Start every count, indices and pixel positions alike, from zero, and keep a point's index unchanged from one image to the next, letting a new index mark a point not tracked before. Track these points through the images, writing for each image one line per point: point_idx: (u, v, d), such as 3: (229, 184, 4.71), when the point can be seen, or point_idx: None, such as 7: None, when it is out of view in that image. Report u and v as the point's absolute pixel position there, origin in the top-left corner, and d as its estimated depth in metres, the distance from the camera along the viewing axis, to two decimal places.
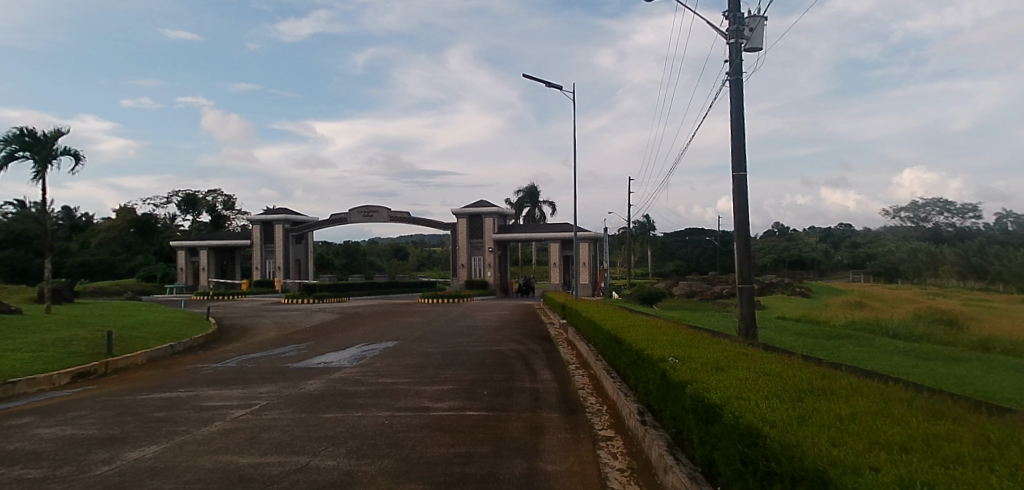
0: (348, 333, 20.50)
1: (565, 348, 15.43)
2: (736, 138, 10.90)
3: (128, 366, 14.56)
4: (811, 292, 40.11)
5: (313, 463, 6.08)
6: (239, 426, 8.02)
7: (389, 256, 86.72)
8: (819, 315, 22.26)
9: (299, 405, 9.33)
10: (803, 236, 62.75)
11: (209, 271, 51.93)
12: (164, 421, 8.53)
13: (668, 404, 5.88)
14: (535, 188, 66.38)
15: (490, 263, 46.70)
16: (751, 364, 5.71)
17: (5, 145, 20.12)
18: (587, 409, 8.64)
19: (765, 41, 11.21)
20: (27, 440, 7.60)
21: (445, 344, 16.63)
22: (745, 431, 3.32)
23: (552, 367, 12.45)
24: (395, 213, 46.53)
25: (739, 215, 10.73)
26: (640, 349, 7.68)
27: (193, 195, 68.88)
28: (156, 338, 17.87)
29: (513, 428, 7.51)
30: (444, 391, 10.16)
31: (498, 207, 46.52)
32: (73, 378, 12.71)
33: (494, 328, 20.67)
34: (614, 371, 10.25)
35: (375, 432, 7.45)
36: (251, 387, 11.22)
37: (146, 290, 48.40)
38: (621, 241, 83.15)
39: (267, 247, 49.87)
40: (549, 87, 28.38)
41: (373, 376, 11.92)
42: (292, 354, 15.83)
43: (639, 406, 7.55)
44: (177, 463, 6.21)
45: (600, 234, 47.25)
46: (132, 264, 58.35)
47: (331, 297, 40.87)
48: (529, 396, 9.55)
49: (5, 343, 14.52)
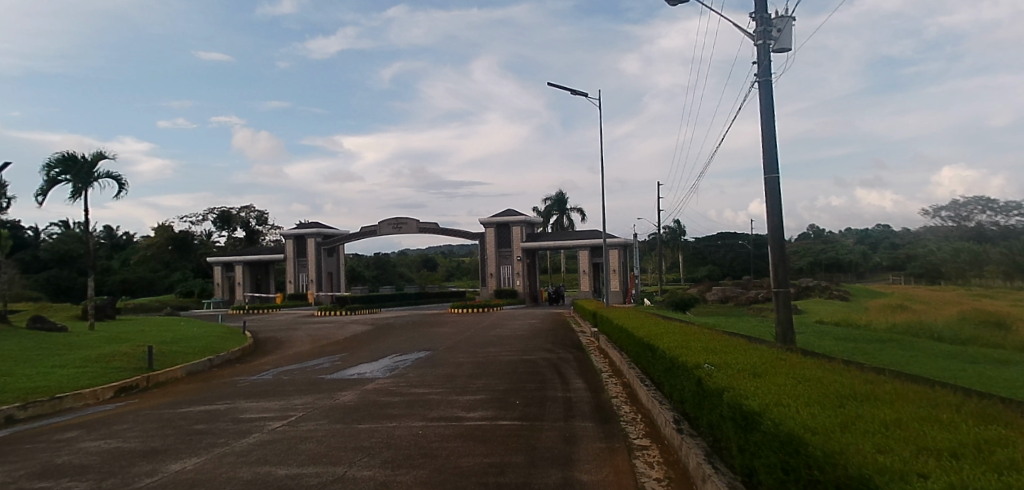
0: (380, 345, 20.67)
1: (597, 356, 15.32)
2: (767, 140, 10.76)
3: (168, 380, 14.93)
4: (849, 296, 39.10)
5: (349, 473, 6.14)
6: (277, 437, 8.14)
7: (418, 267, 87.42)
8: (860, 319, 21.64)
9: (335, 416, 9.43)
10: (839, 238, 61.37)
11: (244, 286, 53.00)
12: (204, 433, 8.70)
13: (705, 411, 5.79)
14: (563, 195, 66.26)
15: (518, 272, 46.72)
16: (790, 370, 5.60)
17: (49, 168, 20.93)
18: (622, 418, 8.55)
19: (793, 42, 11.06)
20: (74, 453, 7.84)
21: (477, 354, 16.62)
22: (786, 439, 3.25)
23: (584, 376, 12.37)
24: (423, 225, 46.91)
25: (773, 217, 10.55)
26: (674, 357, 7.56)
27: (228, 212, 70.46)
28: (195, 352, 18.28)
29: (546, 437, 7.49)
30: (476, 401, 10.16)
31: (526, 215, 46.55)
32: (116, 393, 13.05)
33: (524, 338, 20.60)
34: (649, 379, 10.14)
35: (409, 442, 7.50)
36: (287, 399, 11.39)
37: (184, 306, 49.59)
38: (652, 247, 82.40)
39: (300, 260, 50.69)
40: (573, 95, 28.38)
41: (407, 387, 11.99)
42: (326, 366, 16.03)
43: (675, 414, 7.45)
44: (217, 475, 6.32)
45: (630, 241, 46.90)
46: (170, 280, 59.87)
47: (363, 309, 41.30)
48: (562, 406, 9.48)
49: (52, 360, 15.02)
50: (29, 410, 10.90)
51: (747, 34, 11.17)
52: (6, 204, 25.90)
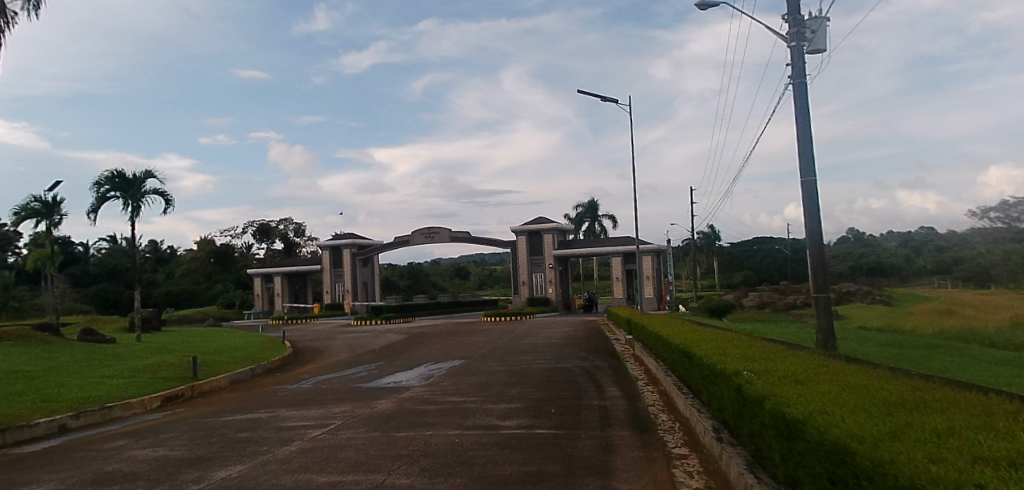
0: (414, 353, 20.85)
1: (632, 364, 15.21)
2: (802, 141, 10.60)
3: (212, 389, 15.33)
4: (893, 301, 38.08)
5: (388, 481, 6.24)
6: (317, 446, 8.29)
7: (451, 276, 88.09)
8: (905, 324, 21.03)
9: (372, 425, 9.56)
10: (881, 241, 59.83)
11: (283, 297, 54.12)
12: (247, 441, 8.93)
13: (746, 420, 5.70)
14: (594, 202, 66.02)
15: (551, 280, 46.66)
16: (833, 377, 5.49)
17: (100, 186, 21.77)
18: (659, 426, 8.48)
19: (827, 42, 10.91)
20: (124, 460, 8.14)
21: (511, 363, 16.66)
22: (832, 447, 3.21)
23: (620, 384, 12.29)
24: (455, 234, 47.32)
25: (810, 219, 10.37)
26: (713, 364, 7.46)
27: (267, 224, 72.15)
28: (236, 362, 18.73)
29: (583, 446, 7.47)
30: (512, 409, 10.18)
31: (559, 223, 46.61)
32: (163, 402, 13.48)
33: (559, 346, 20.53)
34: (686, 387, 10.04)
35: (446, 450, 7.57)
36: (326, 407, 11.61)
37: (225, 317, 50.90)
38: (686, 253, 81.67)
39: (336, 271, 51.57)
40: (603, 101, 28.31)
41: (442, 395, 12.10)
42: (363, 374, 16.30)
43: (714, 422, 7.37)
44: (261, 482, 6.49)
45: (664, 247, 46.47)
46: (212, 292, 61.50)
47: (398, 318, 41.79)
48: (598, 414, 9.44)
49: (101, 370, 15.55)
50: (81, 419, 11.32)
51: (779, 36, 11.02)
52: (60, 221, 26.91)
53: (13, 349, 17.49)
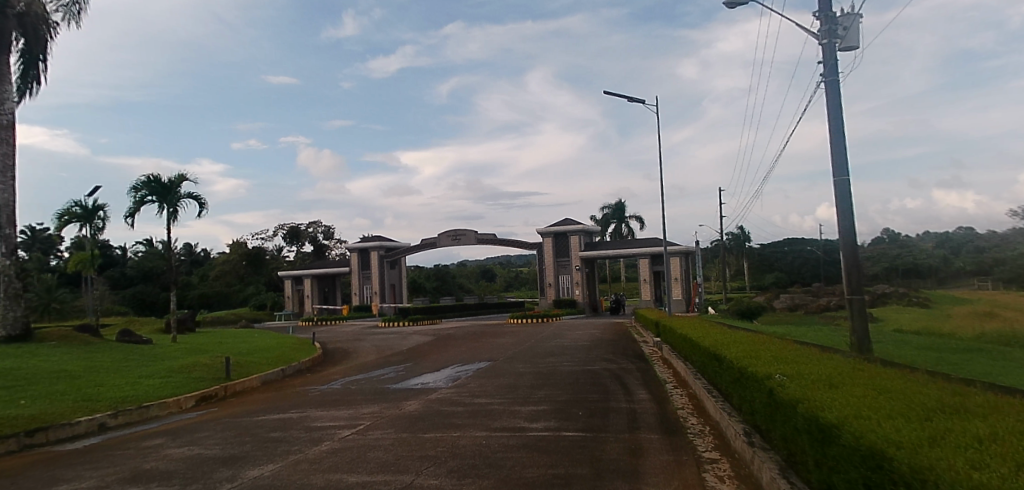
0: (442, 355, 20.98)
1: (661, 367, 15.07)
2: (835, 140, 10.40)
3: (244, 389, 15.64)
4: (930, 302, 37.07)
5: (417, 482, 6.29)
6: (347, 446, 8.40)
7: (477, 278, 88.48)
8: (943, 326, 20.47)
9: (401, 426, 9.63)
10: (918, 242, 58.32)
11: (313, 299, 54.94)
12: (279, 441, 9.08)
13: (778, 423, 5.62)
14: (621, 203, 65.62)
15: (577, 281, 46.48)
16: (868, 380, 5.38)
17: (137, 191, 22.37)
18: (689, 430, 8.38)
19: (860, 39, 10.69)
20: (160, 459, 8.34)
21: (538, 365, 16.66)
22: (868, 453, 3.15)
23: (648, 386, 12.21)
24: (482, 236, 47.50)
25: (842, 218, 10.17)
26: (744, 367, 7.36)
27: (297, 227, 73.33)
28: (268, 362, 19.06)
29: (611, 449, 7.43)
30: (540, 412, 10.17)
31: (585, 224, 46.42)
32: (197, 402, 13.79)
33: (586, 348, 20.42)
34: (716, 390, 9.92)
35: (473, 452, 7.60)
36: (355, 408, 11.73)
37: (257, 318, 51.85)
38: (715, 254, 80.66)
39: (364, 273, 52.15)
40: (630, 102, 28.08)
41: (469, 396, 12.16)
42: (391, 375, 16.44)
43: (746, 426, 7.27)
44: (292, 481, 6.60)
45: (692, 248, 45.98)
46: (244, 294, 62.74)
47: (425, 320, 42.10)
48: (626, 417, 9.36)
49: (138, 371, 15.97)
50: (119, 418, 11.63)
51: (811, 34, 10.83)
52: (101, 226, 27.75)
53: (55, 349, 18.05)
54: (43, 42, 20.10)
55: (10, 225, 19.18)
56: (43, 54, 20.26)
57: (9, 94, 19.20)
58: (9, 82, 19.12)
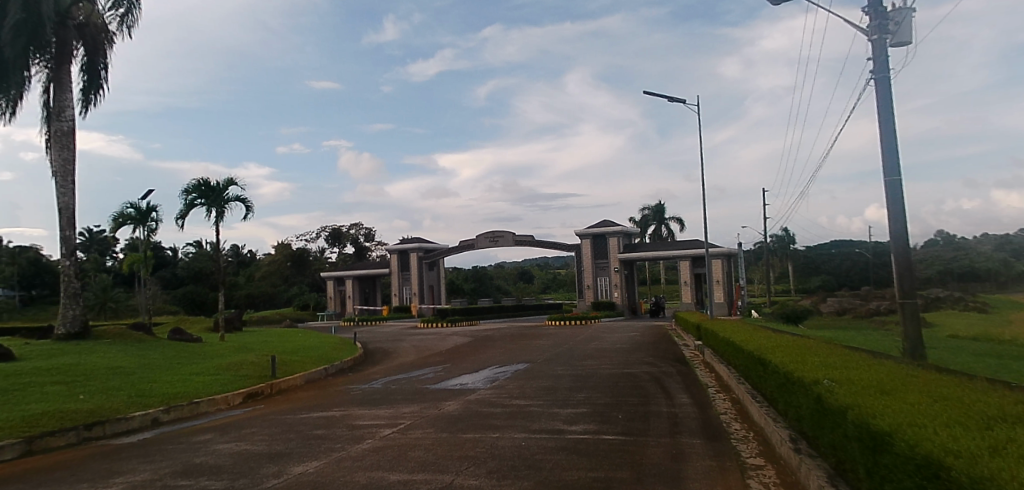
0: (480, 356, 21.12)
1: (702, 371, 14.84)
2: (885, 140, 10.08)
3: (289, 386, 16.03)
4: (989, 307, 35.44)
5: (457, 482, 6.35)
6: (387, 444, 8.52)
7: (515, 280, 88.68)
8: (1002, 333, 19.56)
9: (440, 425, 9.73)
10: (975, 244, 55.88)
11: (354, 299, 55.94)
12: (322, 438, 9.26)
13: (826, 430, 5.48)
14: (661, 205, 64.87)
15: (616, 284, 46.14)
16: (921, 387, 5.22)
17: (188, 194, 23.16)
18: (732, 435, 8.24)
19: (912, 34, 10.33)
20: (211, 454, 8.63)
21: (577, 367, 16.58)
22: (924, 461, 3.04)
23: (690, 390, 12.02)
24: (519, 237, 47.57)
25: (893, 221, 9.85)
26: (790, 372, 7.19)
27: (339, 229, 74.82)
28: (312, 361, 19.49)
29: (652, 454, 7.35)
30: (579, 414, 10.13)
31: (624, 226, 46.03)
32: (245, 398, 14.20)
33: (625, 351, 20.25)
34: (760, 395, 9.73)
35: (513, 453, 7.63)
36: (396, 407, 11.90)
37: (300, 318, 53.01)
38: (758, 257, 78.97)
39: (403, 274, 52.80)
40: (670, 101, 27.69)
41: (508, 398, 12.21)
42: (430, 376, 16.62)
43: (792, 433, 7.10)
44: (336, 478, 6.74)
45: (734, 250, 45.13)
46: (289, 294, 64.26)
47: (463, 321, 42.42)
48: (667, 421, 9.26)
49: (188, 368, 16.54)
50: (171, 414, 12.06)
51: (859, 29, 10.53)
52: (155, 227, 28.83)
53: (111, 346, 18.85)
54: (102, 51, 21.06)
55: (71, 228, 20.12)
56: (103, 63, 21.25)
57: (71, 102, 20.12)
58: (71, 90, 20.05)
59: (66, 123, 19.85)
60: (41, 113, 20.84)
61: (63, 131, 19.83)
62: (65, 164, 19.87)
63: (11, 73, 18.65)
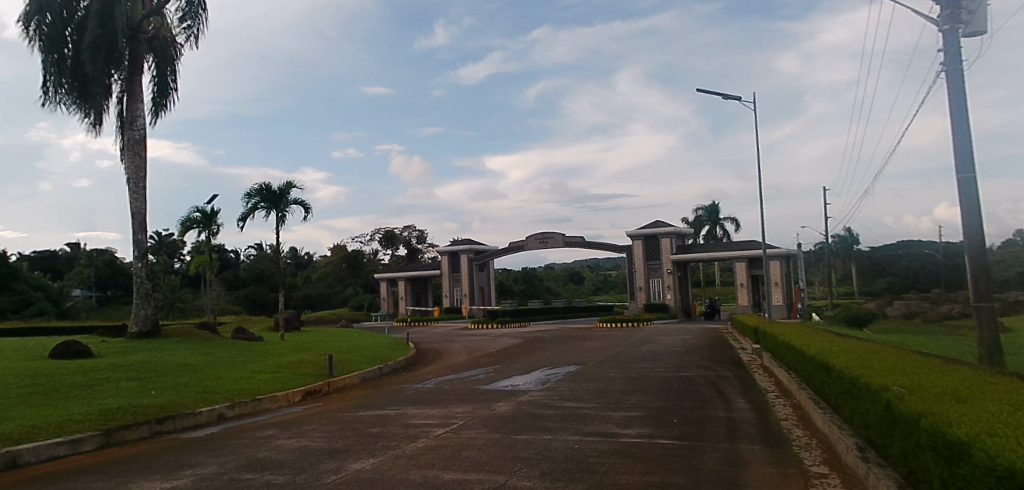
0: (531, 357, 21.15)
1: (760, 375, 14.44)
2: (958, 135, 9.58)
3: (346, 385, 16.44)
4: None
5: (510, 482, 6.39)
6: (441, 443, 8.64)
7: (565, 281, 88.48)
8: None
9: (493, 426, 9.81)
10: None
11: (406, 300, 56.91)
12: (378, 436, 9.48)
13: (896, 438, 5.26)
14: (715, 205, 63.48)
15: (669, 285, 45.38)
16: (1002, 395, 4.95)
17: (251, 199, 24.07)
18: (794, 442, 7.98)
19: (988, 23, 9.81)
20: (273, 449, 8.94)
21: (630, 370, 16.38)
22: (1006, 471, 2.89)
23: (748, 395, 11.73)
24: (570, 239, 47.39)
25: (967, 220, 9.35)
26: (856, 378, 6.92)
27: (391, 231, 76.27)
28: (367, 361, 19.90)
29: (709, 459, 7.19)
30: (633, 417, 10.02)
31: (677, 226, 45.27)
32: (304, 396, 14.64)
33: (680, 354, 19.89)
34: (823, 402, 9.38)
35: (566, 455, 7.61)
36: (449, 407, 12.07)
37: (355, 318, 54.29)
38: (819, 259, 76.29)
39: (454, 276, 53.37)
40: (724, 100, 27.12)
41: (560, 400, 12.19)
42: (482, 377, 16.75)
43: (860, 441, 6.83)
44: (392, 475, 6.87)
45: (793, 251, 43.74)
46: (344, 295, 65.91)
47: (513, 322, 42.60)
48: (724, 427, 9.04)
49: (250, 366, 17.15)
50: (235, 410, 12.54)
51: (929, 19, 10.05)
52: (218, 230, 30.08)
53: (180, 344, 19.78)
54: (171, 63, 22.17)
55: (142, 232, 21.19)
56: (172, 76, 22.40)
57: (142, 111, 21.21)
58: (142, 101, 21.12)
59: (137, 132, 20.92)
60: (115, 123, 22.05)
61: (135, 140, 20.92)
62: (136, 171, 20.93)
63: (89, 85, 19.81)
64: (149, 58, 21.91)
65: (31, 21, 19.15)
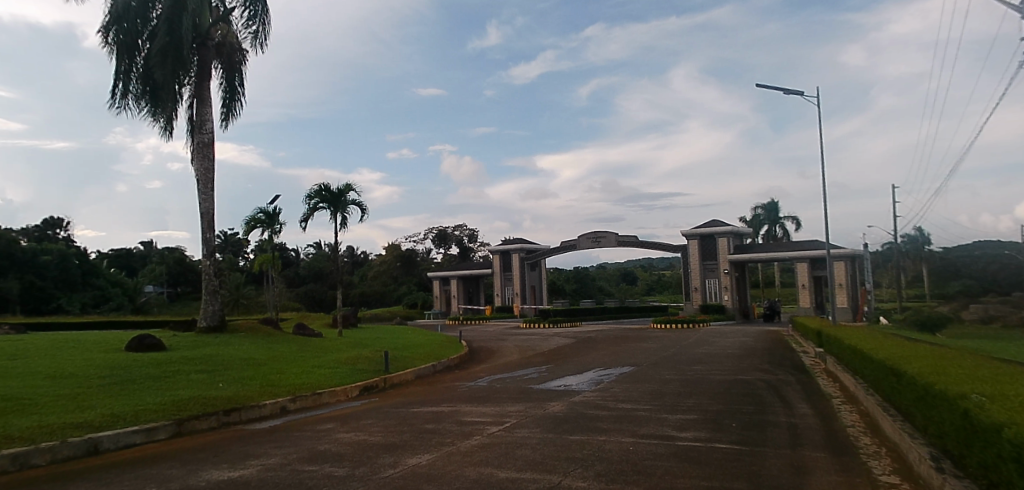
0: (584, 358, 21.08)
1: (824, 380, 13.96)
2: None
3: (401, 381, 16.76)
4: None
5: (565, 482, 6.40)
6: (494, 441, 8.71)
7: (618, 281, 87.67)
8: None
9: (547, 425, 9.82)
10: None
11: (459, 299, 57.55)
12: (433, 432, 9.63)
13: (975, 449, 5.01)
14: (775, 204, 61.63)
15: (726, 286, 44.30)
16: None
17: (311, 199, 24.83)
18: (862, 449, 7.67)
19: None
20: (333, 442, 9.21)
21: (686, 372, 16.09)
22: None
23: (811, 400, 11.36)
24: (623, 238, 46.93)
25: None
26: (932, 384, 6.60)
27: (444, 231, 77.31)
28: (421, 358, 20.24)
29: (772, 466, 7.00)
30: (689, 421, 9.84)
31: (734, 226, 44.17)
32: (361, 391, 15.03)
33: (738, 356, 19.38)
34: (893, 408, 8.98)
35: (621, 457, 7.55)
36: (503, 405, 12.16)
37: (409, 316, 55.32)
38: (887, 260, 72.95)
39: (506, 275, 53.60)
40: (787, 94, 26.36)
41: (614, 401, 12.07)
42: (535, 376, 16.77)
43: (935, 451, 6.51)
44: (447, 471, 6.99)
45: (859, 252, 41.98)
46: (398, 293, 67.21)
47: (565, 321, 42.51)
48: (786, 432, 8.79)
49: (313, 361, 17.74)
50: (296, 403, 12.98)
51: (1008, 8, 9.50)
52: (280, 229, 31.16)
53: (244, 339, 20.61)
54: (237, 68, 23.14)
55: (211, 230, 22.15)
56: (238, 81, 23.37)
57: (211, 115, 22.16)
58: (211, 105, 22.05)
59: (206, 135, 21.88)
60: (186, 127, 23.16)
61: (204, 142, 21.88)
62: (205, 173, 21.88)
63: (162, 91, 20.86)
64: (218, 65, 22.90)
65: (110, 31, 20.32)
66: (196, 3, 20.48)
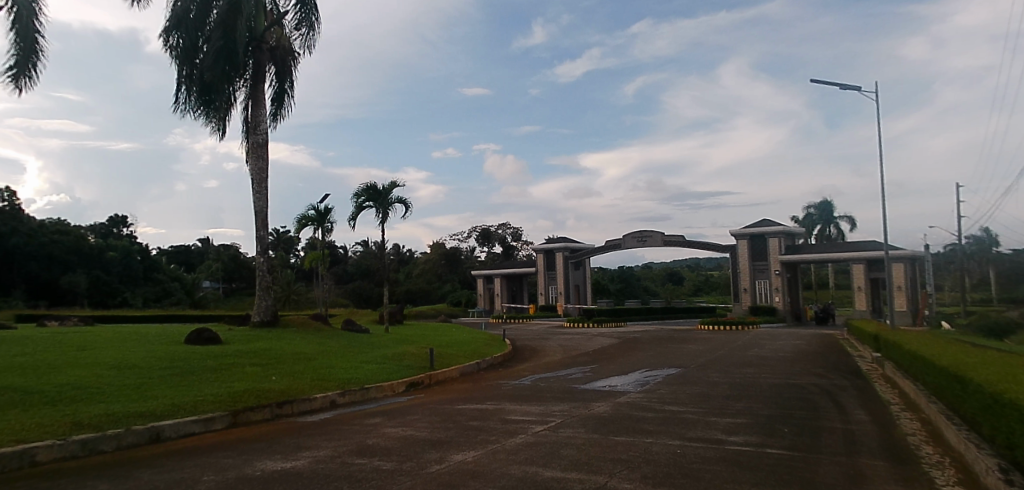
0: (629, 358, 20.87)
1: (883, 386, 13.44)
2: None
3: (446, 379, 16.94)
4: None
5: (610, 484, 6.34)
6: (540, 440, 8.73)
7: (663, 281, 86.37)
8: None
9: (591, 426, 9.77)
10: None
11: (502, 297, 57.73)
12: (478, 430, 9.71)
13: None
14: (828, 203, 59.73)
15: (777, 287, 43.11)
16: None
17: (359, 197, 25.34)
18: (924, 459, 7.37)
19: None
20: (381, 436, 9.40)
21: (735, 374, 15.73)
22: None
23: (867, 406, 10.98)
24: (669, 237, 46.27)
25: None
26: (1000, 392, 6.29)
27: (488, 229, 77.68)
28: (466, 356, 20.40)
29: (827, 473, 6.81)
30: (738, 425, 9.63)
31: (785, 225, 42.99)
32: (408, 387, 15.27)
33: (790, 360, 18.85)
34: (958, 416, 8.58)
35: (669, 460, 7.46)
36: (546, 404, 12.16)
37: (453, 314, 55.74)
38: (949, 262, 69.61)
39: (550, 273, 53.47)
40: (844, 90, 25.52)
41: (660, 403, 11.91)
42: (579, 375, 16.71)
43: (1004, 462, 6.22)
44: (493, 469, 7.04)
45: (919, 253, 40.27)
46: (443, 291, 67.90)
47: (609, 321, 42.12)
48: (841, 439, 8.53)
49: (361, 356, 18.11)
50: (345, 397, 13.27)
51: None
52: (329, 227, 31.91)
53: (294, 334, 21.15)
54: (289, 71, 23.84)
55: (264, 228, 22.86)
56: (289, 83, 24.04)
57: (265, 117, 22.82)
58: (265, 106, 22.72)
59: (260, 136, 22.54)
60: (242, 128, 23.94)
61: (258, 143, 22.53)
62: (259, 172, 22.55)
63: (219, 93, 21.62)
64: (271, 68, 23.63)
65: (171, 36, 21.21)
66: (252, 7, 21.17)
